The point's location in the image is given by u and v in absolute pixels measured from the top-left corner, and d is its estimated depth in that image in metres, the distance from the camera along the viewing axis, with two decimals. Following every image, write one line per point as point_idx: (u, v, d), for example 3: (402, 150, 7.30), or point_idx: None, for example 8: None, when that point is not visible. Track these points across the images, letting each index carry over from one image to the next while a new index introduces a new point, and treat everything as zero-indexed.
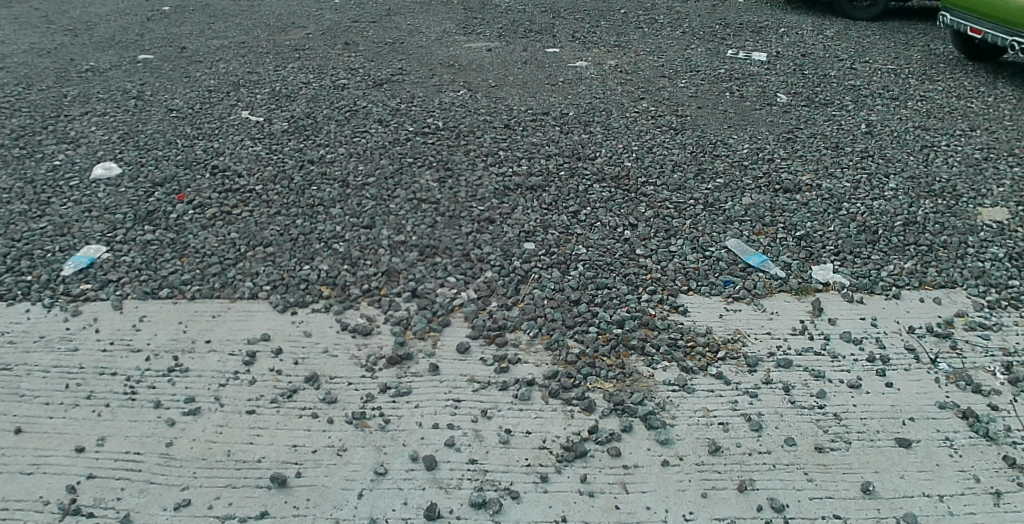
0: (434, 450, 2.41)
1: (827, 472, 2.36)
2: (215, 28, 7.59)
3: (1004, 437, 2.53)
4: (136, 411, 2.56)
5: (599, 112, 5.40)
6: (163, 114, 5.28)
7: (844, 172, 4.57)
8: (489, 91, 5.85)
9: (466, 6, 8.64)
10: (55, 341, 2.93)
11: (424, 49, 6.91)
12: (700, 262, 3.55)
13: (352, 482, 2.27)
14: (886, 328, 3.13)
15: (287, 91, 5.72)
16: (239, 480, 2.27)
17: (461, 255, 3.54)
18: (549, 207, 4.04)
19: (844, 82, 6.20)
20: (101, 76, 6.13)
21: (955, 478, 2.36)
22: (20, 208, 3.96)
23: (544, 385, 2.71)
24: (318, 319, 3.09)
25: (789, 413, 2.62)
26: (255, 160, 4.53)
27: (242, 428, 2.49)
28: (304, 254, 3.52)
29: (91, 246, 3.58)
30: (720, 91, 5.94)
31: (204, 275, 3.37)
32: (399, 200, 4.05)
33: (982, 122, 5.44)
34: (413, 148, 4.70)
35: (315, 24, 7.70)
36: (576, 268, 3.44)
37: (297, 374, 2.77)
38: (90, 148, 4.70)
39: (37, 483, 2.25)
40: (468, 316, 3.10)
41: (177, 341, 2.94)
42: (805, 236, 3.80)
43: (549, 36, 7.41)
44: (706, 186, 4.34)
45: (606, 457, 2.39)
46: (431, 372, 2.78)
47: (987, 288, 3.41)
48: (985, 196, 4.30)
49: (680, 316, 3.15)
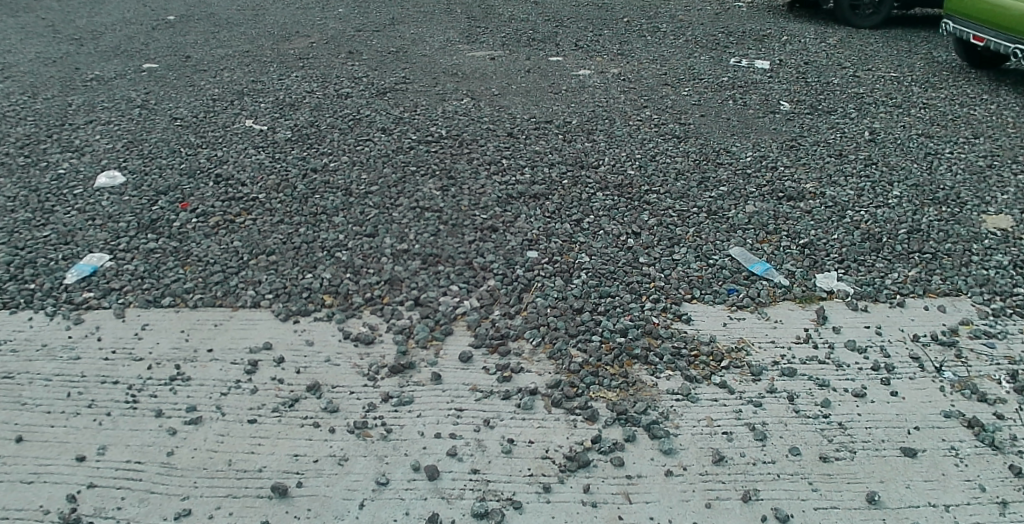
0: (436, 460, 2.39)
1: (833, 482, 2.34)
2: (219, 38, 7.62)
3: (1010, 447, 2.50)
4: (137, 420, 2.55)
5: (602, 120, 5.41)
6: (167, 122, 5.31)
7: (848, 180, 4.56)
8: (492, 99, 5.86)
9: (468, 15, 8.67)
10: (56, 349, 2.93)
11: (427, 58, 6.93)
12: (704, 270, 3.54)
13: (353, 492, 2.26)
14: (891, 336, 3.11)
15: (290, 100, 5.74)
16: (240, 490, 2.26)
17: (463, 263, 3.53)
18: (552, 215, 4.03)
19: (847, 89, 6.20)
20: (106, 85, 6.17)
21: (960, 488, 2.33)
22: (24, 216, 3.98)
23: (546, 395, 2.70)
24: (320, 328, 3.09)
25: (793, 422, 2.60)
26: (258, 168, 4.54)
27: (243, 438, 2.48)
28: (307, 262, 3.52)
29: (94, 254, 3.59)
30: (723, 99, 5.94)
31: (206, 283, 3.37)
32: (402, 208, 4.05)
33: (985, 130, 5.43)
34: (416, 156, 4.71)
35: (319, 34, 7.73)
36: (579, 276, 3.43)
37: (298, 383, 2.76)
38: (94, 157, 4.72)
39: (38, 492, 2.24)
40: (470, 324, 3.09)
41: (180, 350, 2.94)
42: (808, 244, 3.79)
43: (552, 44, 7.43)
44: (709, 194, 4.33)
45: (609, 467, 2.37)
46: (433, 380, 2.77)
47: (992, 296, 3.39)
48: (989, 203, 4.29)
49: (684, 324, 3.14)
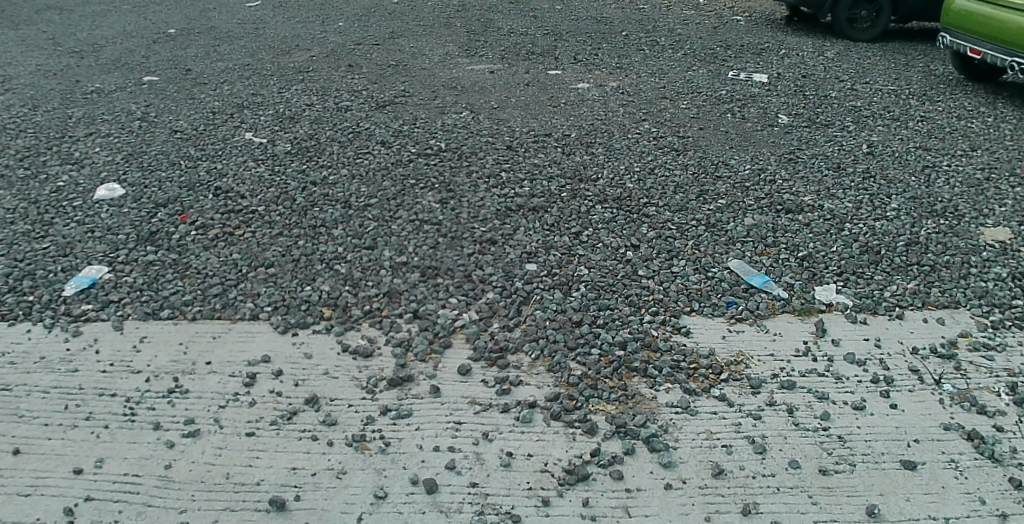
0: (435, 473, 2.38)
1: (833, 495, 2.33)
2: (220, 51, 7.65)
3: (1009, 459, 2.49)
4: (136, 433, 2.54)
5: (601, 134, 5.44)
6: (167, 135, 5.33)
7: (846, 193, 4.57)
8: (492, 112, 5.88)
9: (468, 29, 8.72)
10: (54, 362, 2.92)
11: (427, 71, 6.97)
12: (703, 282, 3.55)
13: (351, 505, 2.24)
14: (890, 350, 3.10)
15: (290, 113, 5.76)
16: (238, 504, 2.24)
17: (462, 276, 3.54)
18: (551, 227, 4.04)
19: (844, 103, 6.23)
20: (107, 98, 6.19)
21: (960, 500, 2.32)
22: (24, 228, 3.98)
23: (545, 407, 2.70)
24: (319, 341, 3.08)
25: (792, 435, 2.59)
26: (257, 181, 4.55)
27: (241, 451, 2.47)
28: (306, 275, 3.53)
29: (93, 266, 3.59)
30: (721, 112, 5.97)
31: (205, 295, 3.37)
32: (401, 221, 4.06)
33: (983, 142, 5.46)
34: (415, 170, 4.72)
35: (319, 47, 7.77)
36: (577, 289, 3.44)
37: (297, 396, 2.76)
38: (94, 169, 4.73)
39: (35, 504, 2.22)
40: (469, 337, 3.09)
41: (178, 362, 2.93)
42: (807, 256, 3.80)
43: (551, 58, 7.47)
44: (708, 207, 4.34)
45: (608, 480, 2.36)
46: (432, 394, 2.77)
47: (990, 308, 3.40)
48: (988, 215, 4.30)
49: (683, 337, 3.14)
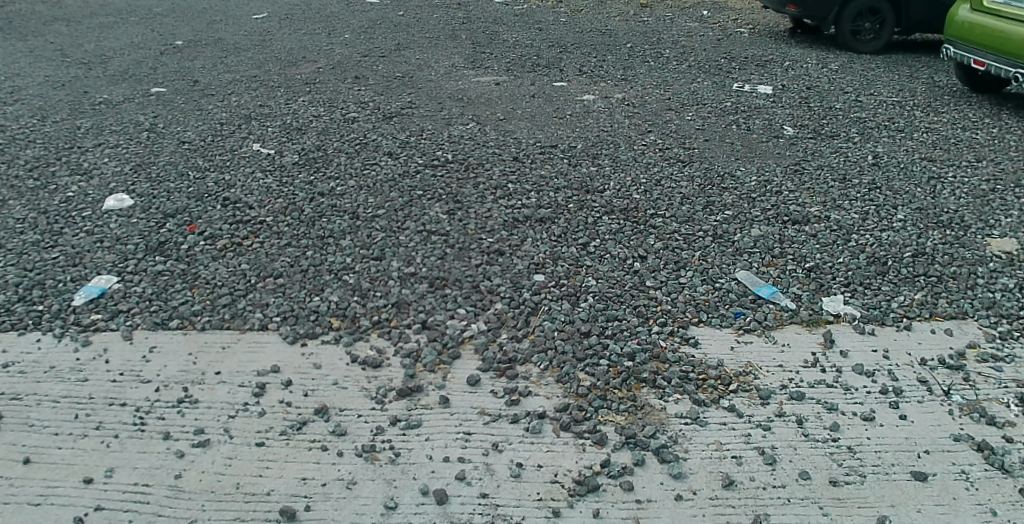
0: (445, 484, 2.38)
1: (843, 507, 2.32)
2: (227, 63, 7.72)
3: (1020, 471, 2.48)
4: (146, 442, 2.55)
5: (606, 145, 5.46)
6: (175, 145, 5.37)
7: (853, 204, 4.58)
8: (497, 123, 5.92)
9: (473, 40, 8.78)
10: (65, 371, 2.93)
11: (433, 83, 7.01)
12: (710, 293, 3.55)
13: (361, 515, 2.24)
14: (898, 361, 3.10)
15: (298, 125, 5.80)
16: (248, 514, 2.25)
17: (470, 286, 3.55)
18: (558, 239, 4.05)
19: (849, 114, 6.26)
20: (114, 109, 6.23)
21: (971, 512, 2.31)
22: (33, 238, 4.00)
23: (555, 418, 2.70)
24: (328, 351, 3.09)
25: (803, 446, 2.59)
26: (266, 191, 4.58)
27: (251, 461, 2.47)
28: (315, 285, 3.54)
29: (102, 276, 3.61)
30: (726, 123, 6.00)
31: (214, 305, 3.39)
32: (408, 231, 4.08)
33: (989, 153, 5.47)
34: (423, 181, 4.74)
35: (326, 59, 7.82)
36: (585, 299, 3.45)
37: (307, 406, 2.76)
38: (102, 180, 4.76)
39: (45, 513, 2.22)
40: (477, 348, 3.10)
41: (188, 372, 2.94)
42: (814, 267, 3.81)
43: (556, 69, 7.53)
44: (714, 218, 4.36)
45: (618, 491, 2.36)
46: (441, 404, 2.77)
47: (998, 318, 3.40)
48: (993, 226, 4.31)
49: (691, 348, 3.14)
